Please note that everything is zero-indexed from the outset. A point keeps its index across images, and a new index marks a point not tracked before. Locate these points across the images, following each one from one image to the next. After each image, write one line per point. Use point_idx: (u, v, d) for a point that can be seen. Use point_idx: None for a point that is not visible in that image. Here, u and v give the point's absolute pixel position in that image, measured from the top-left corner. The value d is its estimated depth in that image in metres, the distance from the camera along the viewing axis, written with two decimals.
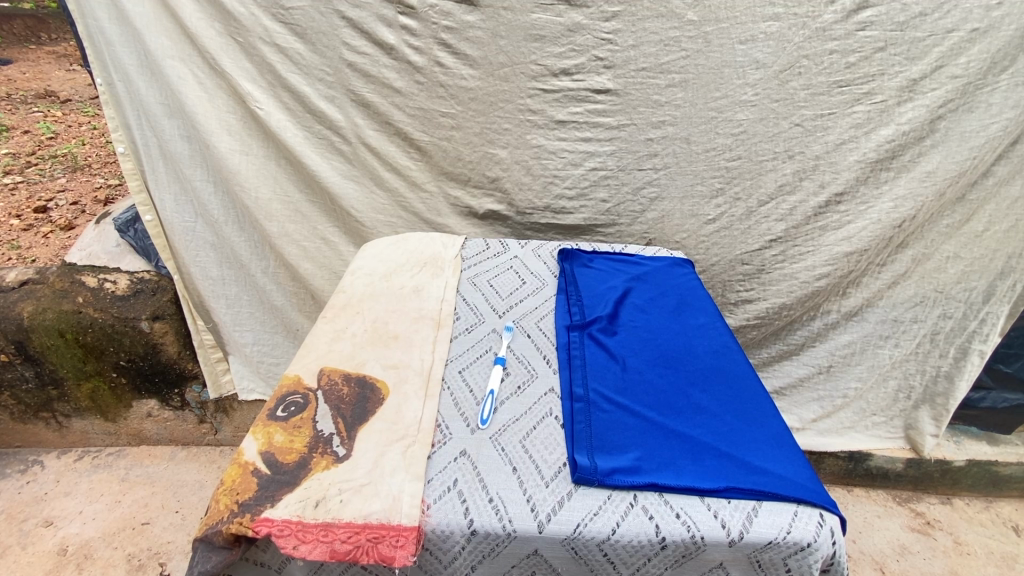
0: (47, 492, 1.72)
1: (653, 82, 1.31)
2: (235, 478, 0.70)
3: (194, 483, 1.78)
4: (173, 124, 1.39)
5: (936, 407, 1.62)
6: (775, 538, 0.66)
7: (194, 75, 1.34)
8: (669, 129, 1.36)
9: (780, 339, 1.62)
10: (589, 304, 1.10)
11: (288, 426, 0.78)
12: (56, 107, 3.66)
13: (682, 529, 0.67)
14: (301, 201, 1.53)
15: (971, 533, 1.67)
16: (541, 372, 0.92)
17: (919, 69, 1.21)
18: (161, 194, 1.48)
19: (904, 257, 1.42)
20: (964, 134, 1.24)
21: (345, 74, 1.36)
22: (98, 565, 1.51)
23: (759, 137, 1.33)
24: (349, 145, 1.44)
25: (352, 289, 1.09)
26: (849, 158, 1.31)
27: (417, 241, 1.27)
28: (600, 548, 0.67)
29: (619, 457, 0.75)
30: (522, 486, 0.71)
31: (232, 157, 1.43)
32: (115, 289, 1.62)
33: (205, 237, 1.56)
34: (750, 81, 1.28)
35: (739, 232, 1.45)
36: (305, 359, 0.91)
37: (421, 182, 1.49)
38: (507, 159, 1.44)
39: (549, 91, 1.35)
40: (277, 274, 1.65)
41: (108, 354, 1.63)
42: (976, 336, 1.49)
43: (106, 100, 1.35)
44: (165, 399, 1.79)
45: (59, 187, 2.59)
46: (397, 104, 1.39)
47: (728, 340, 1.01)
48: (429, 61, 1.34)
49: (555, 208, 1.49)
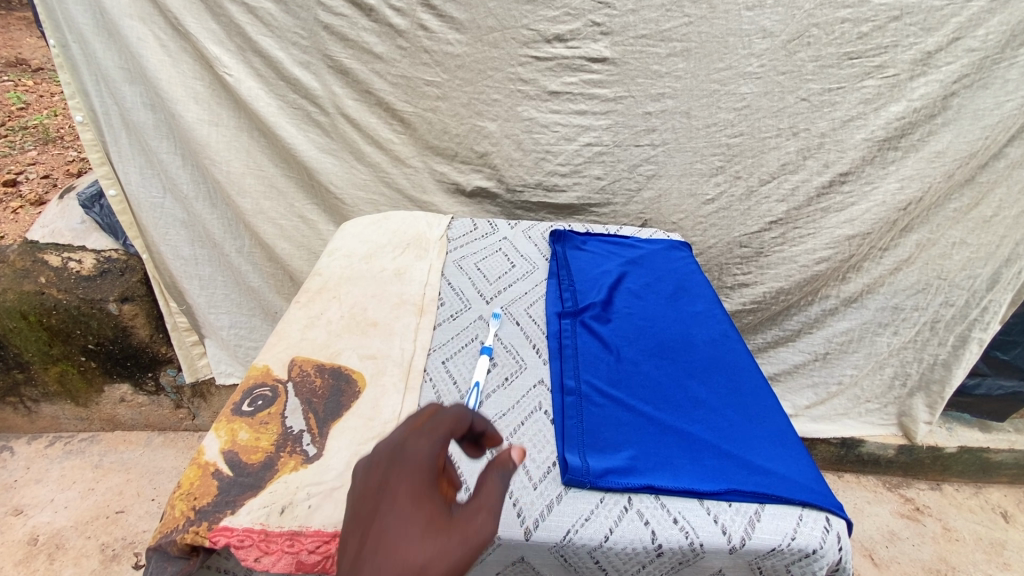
0: (16, 480, 1.65)
1: (652, 51, 1.23)
2: (193, 481, 0.64)
3: (171, 470, 1.72)
4: (134, 90, 1.29)
5: (931, 394, 1.59)
6: (780, 545, 0.62)
7: (155, 37, 1.23)
8: (669, 102, 1.28)
9: (776, 324, 1.58)
10: (581, 290, 1.03)
11: (254, 422, 0.72)
12: (27, 76, 3.46)
13: (679, 536, 0.62)
14: (276, 176, 1.43)
15: (959, 519, 1.67)
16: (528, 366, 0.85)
17: (935, 41, 1.13)
18: (125, 167, 1.38)
19: (908, 241, 1.37)
20: (978, 112, 1.18)
21: (320, 37, 1.26)
22: (70, 556, 1.46)
23: (763, 112, 1.26)
24: (327, 115, 1.34)
25: (329, 272, 1.02)
26: (856, 136, 1.25)
27: (400, 221, 1.19)
28: (591, 556, 0.62)
29: (612, 457, 0.70)
30: (509, 488, 0.66)
31: (200, 128, 1.33)
32: (79, 269, 1.51)
33: (175, 214, 1.47)
34: (756, 51, 1.20)
35: (738, 214, 1.39)
36: (275, 348, 0.84)
37: (405, 156, 1.40)
38: (497, 133, 1.36)
39: (542, 59, 1.26)
40: (254, 254, 1.56)
41: (75, 337, 1.55)
42: (976, 324, 1.45)
43: (60, 64, 1.23)
44: (138, 384, 1.71)
45: (30, 160, 2.46)
46: (378, 72, 1.29)
47: (727, 328, 0.96)
48: (412, 24, 1.24)
49: (547, 186, 1.41)
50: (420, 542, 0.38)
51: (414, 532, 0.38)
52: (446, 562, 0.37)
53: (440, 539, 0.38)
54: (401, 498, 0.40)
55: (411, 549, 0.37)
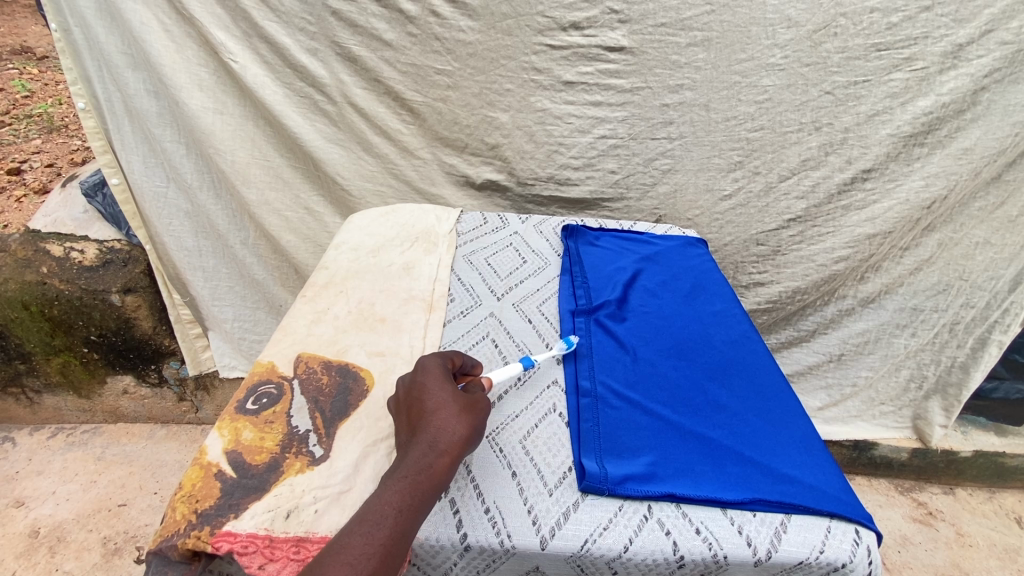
0: (18, 471, 1.64)
1: (672, 40, 1.19)
2: (195, 483, 0.61)
3: (174, 463, 1.70)
4: (138, 76, 1.26)
5: (948, 397, 1.56)
6: (807, 558, 0.59)
7: (160, 21, 1.20)
8: (687, 94, 1.24)
9: (791, 324, 1.54)
10: (595, 287, 1.00)
11: (259, 422, 0.69)
12: (32, 64, 3.43)
13: (702, 547, 0.59)
14: (282, 166, 1.40)
15: (973, 525, 1.64)
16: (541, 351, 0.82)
17: (967, 33, 1.09)
18: (127, 155, 1.35)
19: (930, 241, 1.33)
20: (1008, 107, 1.13)
21: (329, 23, 1.22)
22: (71, 549, 1.44)
23: (785, 105, 1.22)
24: (334, 105, 1.31)
25: (336, 266, 0.99)
26: (881, 131, 1.21)
27: (408, 214, 1.15)
28: (609, 567, 0.59)
29: (631, 463, 0.67)
30: (523, 494, 0.63)
31: (205, 116, 1.30)
32: (82, 259, 1.48)
33: (179, 204, 1.44)
34: (779, 42, 1.16)
35: (755, 210, 1.35)
36: (280, 344, 0.82)
37: (414, 147, 1.37)
38: (508, 124, 1.32)
39: (558, 47, 1.22)
40: (258, 245, 1.53)
41: (77, 328, 1.54)
42: (997, 327, 1.41)
43: (61, 48, 1.21)
44: (141, 376, 1.69)
45: (34, 149, 2.43)
46: (387, 60, 1.26)
47: (747, 329, 0.92)
48: (423, 10, 1.20)
49: (559, 179, 1.38)
50: (458, 402, 0.61)
51: (453, 399, 0.61)
52: (472, 415, 0.61)
53: (468, 403, 0.62)
54: (440, 387, 0.62)
55: (454, 406, 0.60)
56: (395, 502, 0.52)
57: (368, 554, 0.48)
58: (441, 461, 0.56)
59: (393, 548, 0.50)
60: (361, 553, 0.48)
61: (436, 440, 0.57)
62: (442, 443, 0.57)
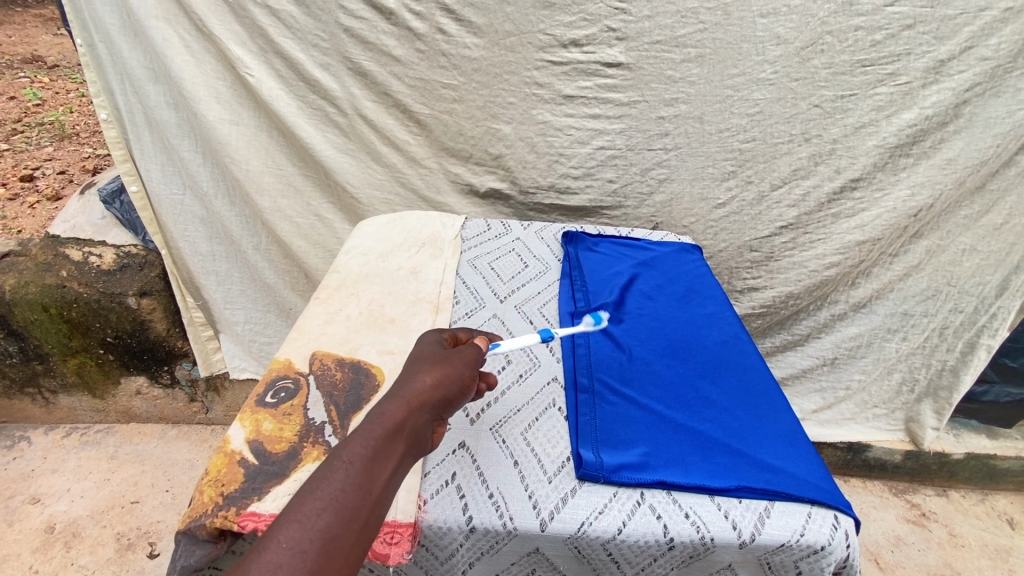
0: (34, 469, 1.69)
1: (667, 56, 1.24)
2: (220, 469, 0.66)
3: (185, 462, 1.75)
4: (158, 90, 1.32)
5: (939, 399, 1.60)
6: (788, 541, 0.64)
7: (181, 38, 1.26)
8: (682, 107, 1.29)
9: (785, 328, 1.59)
10: (594, 290, 1.05)
11: (278, 414, 0.75)
12: (44, 73, 3.50)
13: (690, 530, 0.64)
14: (293, 174, 1.46)
15: (966, 526, 1.67)
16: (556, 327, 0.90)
17: (948, 50, 1.14)
18: (147, 164, 1.42)
19: (918, 247, 1.38)
20: (989, 120, 1.19)
21: (341, 40, 1.28)
22: (86, 544, 1.49)
23: (775, 118, 1.27)
24: (345, 116, 1.37)
25: (347, 269, 1.04)
26: (868, 143, 1.26)
27: (415, 220, 1.21)
28: (604, 548, 0.64)
29: (626, 453, 0.72)
30: (524, 481, 0.68)
31: (221, 127, 1.36)
32: (100, 263, 1.54)
33: (194, 211, 1.50)
34: (770, 58, 1.21)
35: (749, 218, 1.41)
36: (296, 342, 0.87)
37: (420, 157, 1.43)
38: (511, 136, 1.38)
39: (558, 63, 1.28)
40: (270, 251, 1.59)
41: (95, 330, 1.58)
42: (985, 331, 1.45)
43: (86, 62, 1.27)
44: (154, 377, 1.74)
45: (47, 156, 2.50)
46: (396, 74, 1.32)
47: (738, 330, 0.97)
48: (430, 28, 1.26)
49: (560, 188, 1.43)
50: (429, 363, 0.61)
51: (424, 362, 0.62)
52: (446, 372, 0.61)
53: (441, 362, 0.62)
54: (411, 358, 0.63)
55: (423, 365, 0.61)
56: (352, 451, 0.49)
57: (323, 507, 0.45)
58: (403, 411, 0.54)
59: (353, 499, 0.46)
60: (311, 508, 0.44)
61: (399, 392, 0.56)
62: (408, 394, 0.56)
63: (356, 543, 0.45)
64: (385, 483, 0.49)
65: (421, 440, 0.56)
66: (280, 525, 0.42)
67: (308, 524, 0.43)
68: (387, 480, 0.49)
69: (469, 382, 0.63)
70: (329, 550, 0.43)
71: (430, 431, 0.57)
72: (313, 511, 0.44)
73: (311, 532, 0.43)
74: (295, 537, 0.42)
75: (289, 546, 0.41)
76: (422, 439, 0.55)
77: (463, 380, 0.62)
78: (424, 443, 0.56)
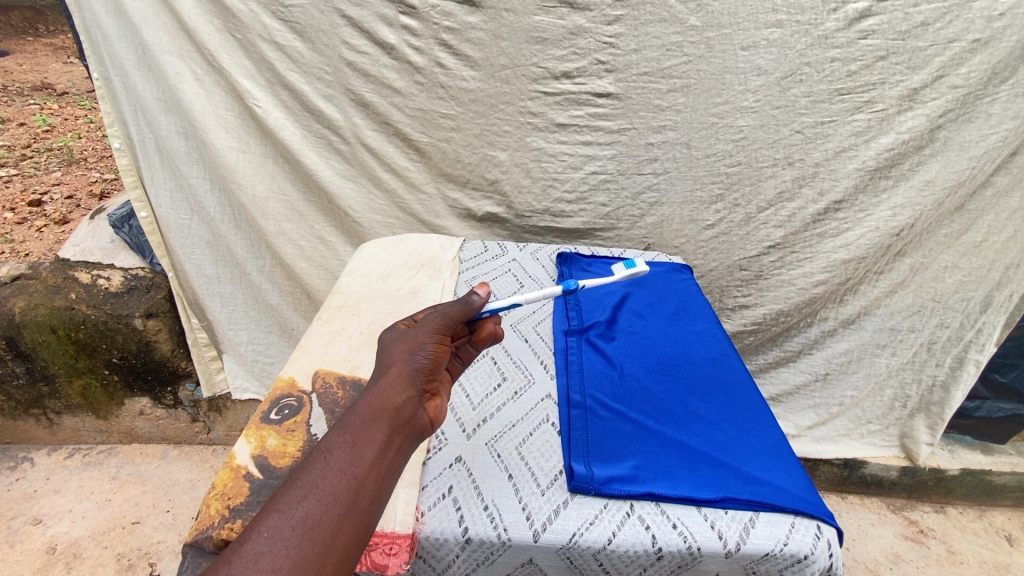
0: (36, 490, 1.70)
1: (653, 86, 1.31)
2: (227, 483, 0.69)
3: (186, 482, 1.76)
4: (170, 120, 1.38)
5: (932, 415, 1.62)
6: (773, 550, 0.66)
7: (192, 72, 1.33)
8: (669, 134, 1.35)
9: (777, 345, 1.62)
10: (587, 310, 1.09)
11: (282, 430, 0.78)
12: (53, 100, 3.61)
13: (678, 540, 0.67)
14: (297, 200, 1.51)
15: (964, 543, 1.68)
16: (581, 280, 0.89)
17: (920, 79, 1.20)
18: (157, 190, 1.47)
19: (902, 265, 1.42)
20: (964, 144, 1.24)
21: (344, 73, 1.35)
22: (87, 565, 1.50)
23: (760, 143, 1.33)
24: (347, 144, 1.43)
25: (349, 290, 1.08)
26: (849, 165, 1.31)
27: (415, 243, 1.25)
28: (595, 558, 0.67)
29: (616, 466, 0.75)
30: (518, 494, 0.71)
31: (228, 155, 1.42)
32: (108, 286, 1.59)
33: (200, 235, 1.55)
34: (751, 88, 1.27)
35: (737, 238, 1.45)
36: (299, 361, 0.90)
37: (419, 183, 1.48)
38: (507, 162, 1.43)
39: (550, 94, 1.34)
40: (274, 273, 1.63)
41: (100, 351, 1.62)
42: (972, 346, 1.49)
43: (102, 94, 1.34)
44: (158, 397, 1.77)
45: (54, 181, 2.56)
46: (396, 105, 1.38)
47: (726, 347, 1.01)
48: (430, 62, 1.33)
49: (555, 212, 1.48)
50: (396, 343, 0.65)
51: (392, 343, 0.66)
52: (411, 345, 0.64)
53: (406, 338, 0.65)
54: (387, 343, 0.67)
55: (390, 348, 0.65)
56: (328, 443, 0.54)
57: (302, 496, 0.49)
58: (377, 397, 0.58)
59: (330, 485, 0.50)
60: (293, 500, 0.49)
61: (374, 382, 0.60)
62: (379, 381, 0.60)
63: (341, 523, 0.49)
64: (364, 465, 0.53)
65: (406, 418, 0.59)
66: (260, 518, 0.47)
67: (287, 513, 0.47)
68: (364, 461, 0.53)
69: (440, 351, 0.66)
70: (310, 534, 0.47)
71: (416, 406, 0.61)
72: (291, 500, 0.48)
73: (290, 520, 0.47)
74: (278, 525, 0.47)
75: (271, 534, 0.46)
76: (406, 416, 0.59)
77: (431, 347, 0.65)
78: (412, 418, 0.60)
